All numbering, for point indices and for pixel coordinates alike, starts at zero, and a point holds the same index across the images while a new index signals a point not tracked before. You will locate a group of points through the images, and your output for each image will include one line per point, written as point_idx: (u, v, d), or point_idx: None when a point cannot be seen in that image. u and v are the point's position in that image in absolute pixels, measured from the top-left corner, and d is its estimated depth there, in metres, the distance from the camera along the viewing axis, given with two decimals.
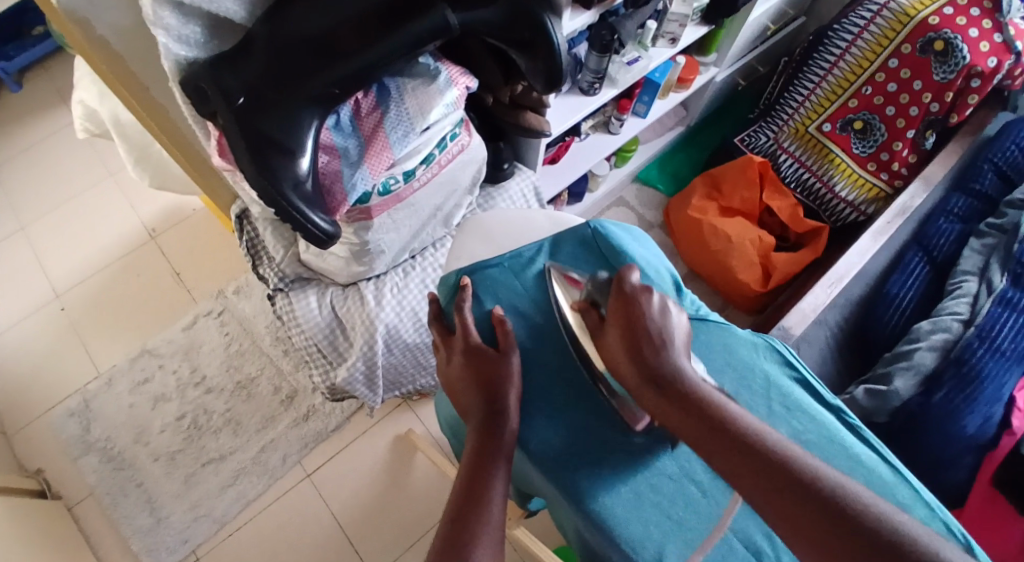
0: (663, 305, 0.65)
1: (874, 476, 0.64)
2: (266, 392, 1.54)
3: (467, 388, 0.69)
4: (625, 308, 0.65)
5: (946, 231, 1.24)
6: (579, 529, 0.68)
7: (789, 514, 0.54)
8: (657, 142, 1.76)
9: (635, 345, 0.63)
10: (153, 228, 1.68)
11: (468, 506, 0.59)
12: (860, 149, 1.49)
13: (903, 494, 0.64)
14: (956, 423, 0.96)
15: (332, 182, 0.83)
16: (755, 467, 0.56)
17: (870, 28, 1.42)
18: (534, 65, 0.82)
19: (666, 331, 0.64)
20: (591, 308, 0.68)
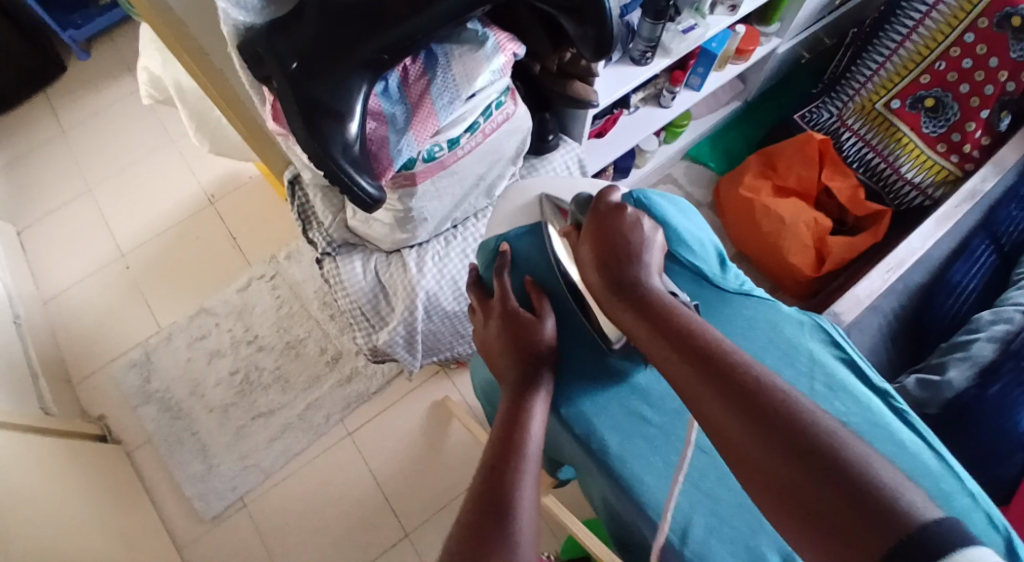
0: (636, 220, 0.68)
1: (918, 464, 0.62)
2: (313, 353, 1.58)
3: (502, 353, 0.70)
4: (598, 222, 0.68)
5: (1015, 218, 1.17)
6: (608, 496, 0.70)
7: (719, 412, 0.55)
8: (711, 117, 1.72)
9: (604, 257, 0.66)
10: (210, 193, 1.74)
11: (502, 464, 0.60)
12: (929, 129, 1.41)
13: (947, 485, 0.61)
14: (1010, 417, 0.92)
15: (379, 148, 0.82)
16: (696, 368, 0.58)
17: (940, 6, 1.36)
18: (583, 30, 0.82)
19: (634, 243, 0.67)
20: (574, 231, 0.72)
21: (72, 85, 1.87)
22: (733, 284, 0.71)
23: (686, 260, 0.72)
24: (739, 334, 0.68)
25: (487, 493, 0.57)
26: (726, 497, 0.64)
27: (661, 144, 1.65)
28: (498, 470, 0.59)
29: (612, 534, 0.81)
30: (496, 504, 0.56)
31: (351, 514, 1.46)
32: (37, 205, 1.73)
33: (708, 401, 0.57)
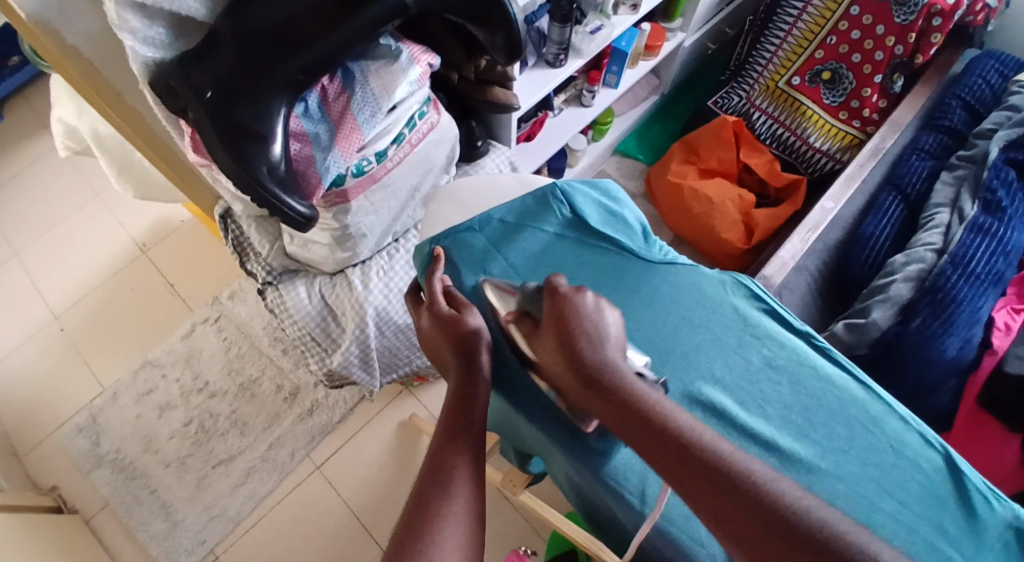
0: (595, 303, 0.66)
1: (846, 397, 0.67)
2: (269, 391, 1.56)
3: (443, 350, 0.71)
4: (558, 315, 0.65)
5: (916, 169, 1.26)
6: (570, 473, 0.72)
7: (727, 512, 0.55)
8: (632, 113, 1.78)
9: (572, 353, 0.64)
10: (143, 243, 1.70)
11: (440, 462, 0.63)
12: (830, 99, 1.51)
13: (875, 409, 0.66)
14: (934, 345, 0.98)
15: (305, 167, 0.84)
16: (686, 468, 0.57)
17: None
18: (493, 37, 0.86)
19: (602, 333, 0.64)
20: (525, 316, 0.69)
21: None
22: (657, 254, 0.75)
23: (609, 238, 0.76)
24: (667, 301, 0.71)
25: (423, 499, 0.60)
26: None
27: (589, 142, 1.71)
28: (435, 476, 0.62)
29: (582, 508, 0.83)
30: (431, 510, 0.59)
31: (328, 548, 1.44)
32: None
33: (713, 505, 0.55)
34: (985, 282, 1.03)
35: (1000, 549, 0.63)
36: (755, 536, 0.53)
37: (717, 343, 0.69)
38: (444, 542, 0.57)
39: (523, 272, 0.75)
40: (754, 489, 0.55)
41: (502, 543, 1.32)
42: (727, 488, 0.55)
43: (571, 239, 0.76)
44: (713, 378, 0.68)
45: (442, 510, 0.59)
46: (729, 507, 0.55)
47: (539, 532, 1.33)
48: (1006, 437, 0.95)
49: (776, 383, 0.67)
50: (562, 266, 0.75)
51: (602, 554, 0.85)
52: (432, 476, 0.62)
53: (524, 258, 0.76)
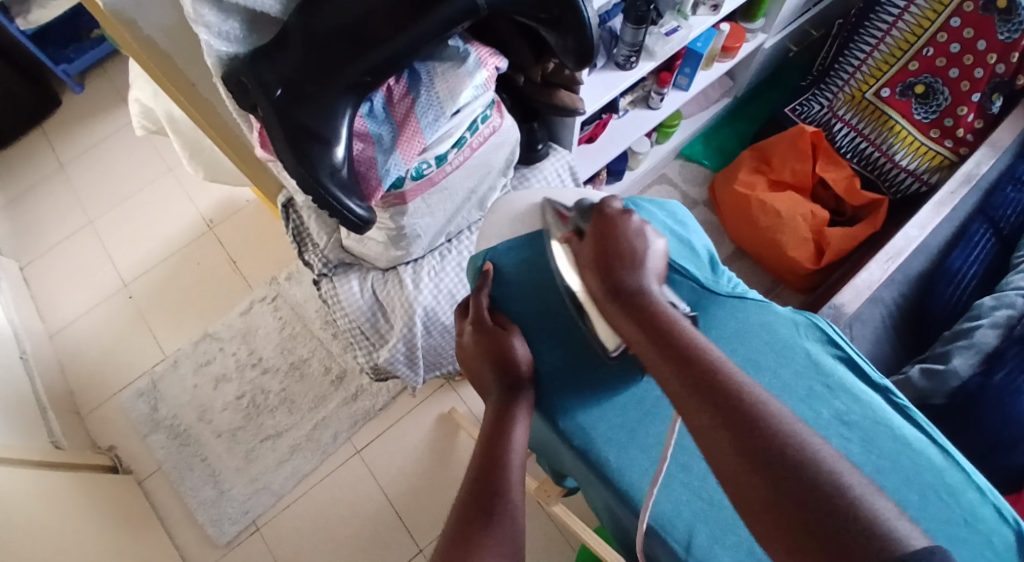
0: (641, 228, 0.69)
1: (922, 461, 0.62)
2: (318, 373, 1.59)
3: (486, 374, 0.71)
4: (602, 231, 0.69)
5: (1012, 201, 1.17)
6: (609, 507, 0.70)
7: (703, 407, 0.55)
8: (701, 115, 1.72)
9: (603, 266, 0.68)
10: (208, 219, 1.75)
11: (486, 489, 0.61)
12: (921, 115, 1.42)
13: (952, 478, 0.62)
14: (1019, 401, 0.91)
15: (367, 169, 0.83)
16: (678, 368, 0.58)
17: (913, 7, 1.38)
18: (564, 42, 0.83)
19: (635, 249, 0.68)
20: (574, 235, 0.73)
21: (66, 119, 1.88)
22: (726, 286, 0.72)
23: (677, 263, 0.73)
24: (733, 337, 0.68)
25: (465, 519, 0.59)
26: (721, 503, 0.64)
27: (653, 145, 1.65)
28: (481, 494, 0.61)
29: (620, 541, 0.79)
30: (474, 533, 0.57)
31: (363, 533, 1.46)
32: (38, 242, 1.74)
33: (701, 415, 0.55)
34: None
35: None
36: (727, 444, 0.53)
37: (786, 388, 0.66)
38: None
39: None
40: (732, 395, 0.55)
41: (534, 548, 1.31)
42: (710, 393, 0.56)
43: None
44: None
45: (482, 541, 0.57)
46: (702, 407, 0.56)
47: (571, 542, 1.31)
48: None
49: (846, 437, 0.63)
50: None
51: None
52: (482, 498, 0.60)
53: None
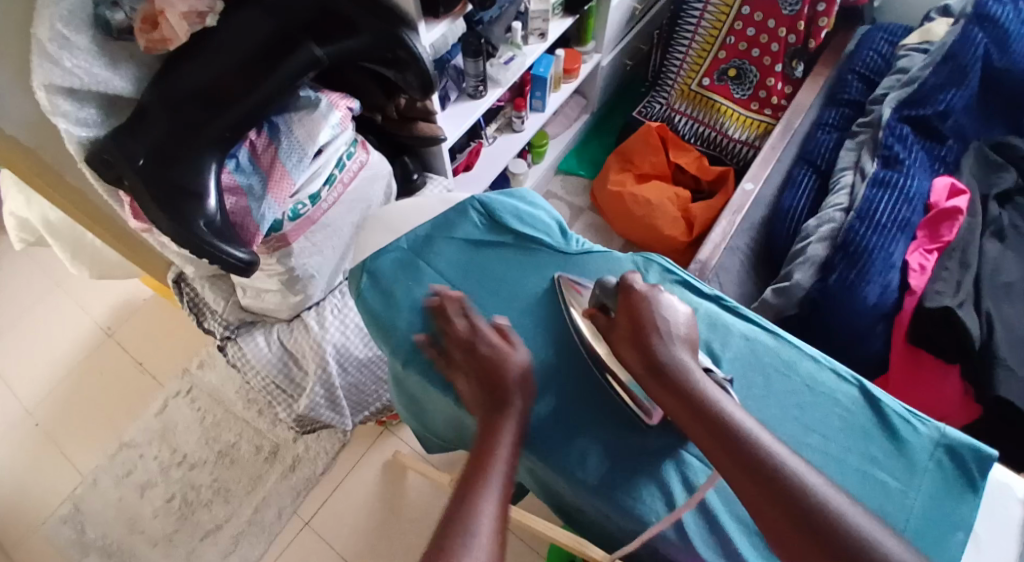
0: (665, 305, 0.74)
1: (759, 348, 0.75)
2: (248, 454, 1.57)
3: (471, 388, 0.76)
4: (632, 308, 0.74)
5: (824, 143, 1.35)
6: (529, 467, 0.76)
7: (747, 483, 0.62)
8: (566, 133, 1.86)
9: (638, 341, 0.73)
10: (107, 327, 1.71)
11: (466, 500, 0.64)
12: (739, 93, 1.62)
13: (784, 353, 0.75)
14: (857, 295, 1.06)
15: (243, 218, 0.89)
16: (720, 442, 0.64)
17: (709, 5, 1.59)
18: (406, 77, 0.93)
19: (667, 325, 0.73)
20: (599, 311, 0.77)
21: None
22: (574, 247, 0.87)
23: (527, 235, 0.87)
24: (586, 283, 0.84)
25: (461, 495, 0.65)
26: (651, 450, 0.72)
27: (530, 166, 1.78)
28: (466, 498, 0.64)
29: (552, 504, 0.84)
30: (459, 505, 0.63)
31: None
32: None
33: (754, 496, 0.61)
34: (892, 229, 1.11)
35: (934, 471, 0.68)
36: (782, 525, 0.59)
37: None
38: (476, 528, 0.61)
39: (458, 277, 0.84)
40: (772, 467, 0.62)
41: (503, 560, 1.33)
42: (752, 465, 0.62)
43: (487, 241, 0.87)
44: None
45: None
46: (748, 479, 0.62)
47: (536, 544, 1.34)
48: (942, 369, 1.04)
49: None
50: (485, 268, 0.85)
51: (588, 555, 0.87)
52: (461, 505, 0.64)
53: (456, 267, 0.85)
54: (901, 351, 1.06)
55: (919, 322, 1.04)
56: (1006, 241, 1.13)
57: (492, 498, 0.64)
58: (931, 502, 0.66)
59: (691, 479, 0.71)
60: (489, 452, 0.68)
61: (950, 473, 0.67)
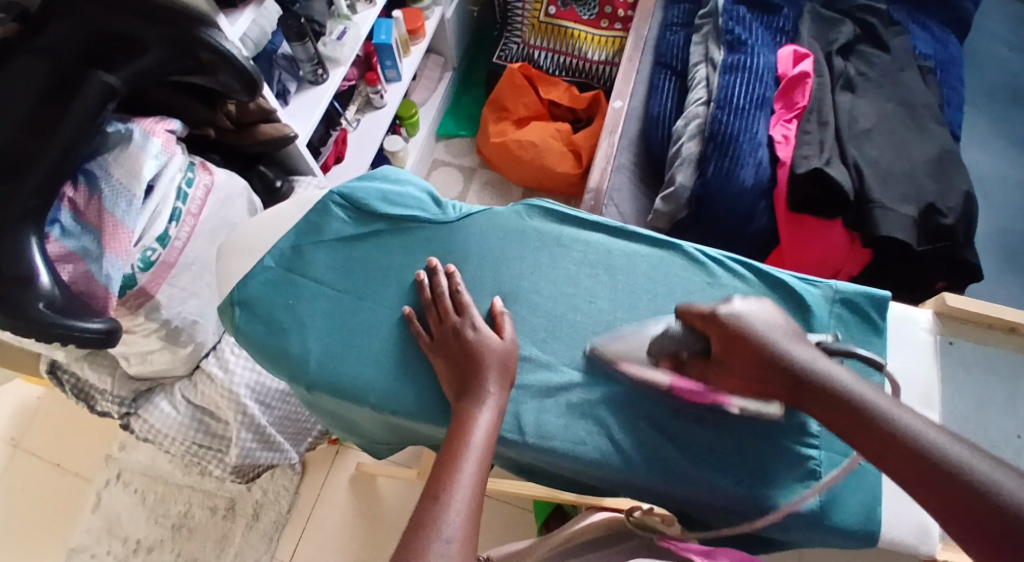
0: (751, 318, 0.67)
1: (655, 262, 0.80)
2: (205, 518, 1.42)
3: (447, 382, 0.72)
4: (722, 328, 0.68)
5: (673, 43, 1.34)
6: None
7: (904, 475, 0.54)
8: (434, 97, 1.77)
9: (740, 361, 0.66)
10: (11, 438, 1.52)
11: (435, 483, 0.62)
12: (586, 14, 1.59)
13: (676, 265, 0.80)
14: (734, 181, 1.10)
15: (87, 285, 0.82)
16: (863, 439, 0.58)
17: None
18: (220, 80, 0.86)
19: (767, 329, 0.66)
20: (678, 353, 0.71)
21: None
22: (451, 214, 0.83)
23: (399, 216, 0.82)
24: (477, 247, 0.81)
25: (432, 486, 0.62)
26: (596, 389, 0.73)
27: (407, 140, 1.67)
28: (433, 484, 0.62)
29: (511, 467, 0.80)
30: (428, 498, 0.61)
31: None
32: None
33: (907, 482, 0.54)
34: (751, 109, 1.14)
35: (838, 324, 0.76)
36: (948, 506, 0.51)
37: (531, 264, 0.80)
38: (449, 517, 0.59)
39: (347, 279, 0.79)
40: (923, 446, 0.54)
41: (496, 528, 1.31)
42: (900, 455, 0.55)
43: (360, 234, 0.81)
44: (539, 299, 0.78)
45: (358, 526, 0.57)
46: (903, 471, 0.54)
47: (523, 506, 1.32)
48: (830, 222, 1.08)
49: (594, 274, 0.80)
50: (365, 260, 0.80)
51: (564, 497, 0.88)
52: (427, 496, 0.61)
53: (339, 271, 0.80)
54: (785, 220, 1.09)
55: (793, 187, 1.06)
56: (856, 90, 1.16)
57: (468, 483, 0.61)
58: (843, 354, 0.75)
59: (630, 403, 0.73)
60: (462, 435, 0.66)
61: (851, 323, 0.76)
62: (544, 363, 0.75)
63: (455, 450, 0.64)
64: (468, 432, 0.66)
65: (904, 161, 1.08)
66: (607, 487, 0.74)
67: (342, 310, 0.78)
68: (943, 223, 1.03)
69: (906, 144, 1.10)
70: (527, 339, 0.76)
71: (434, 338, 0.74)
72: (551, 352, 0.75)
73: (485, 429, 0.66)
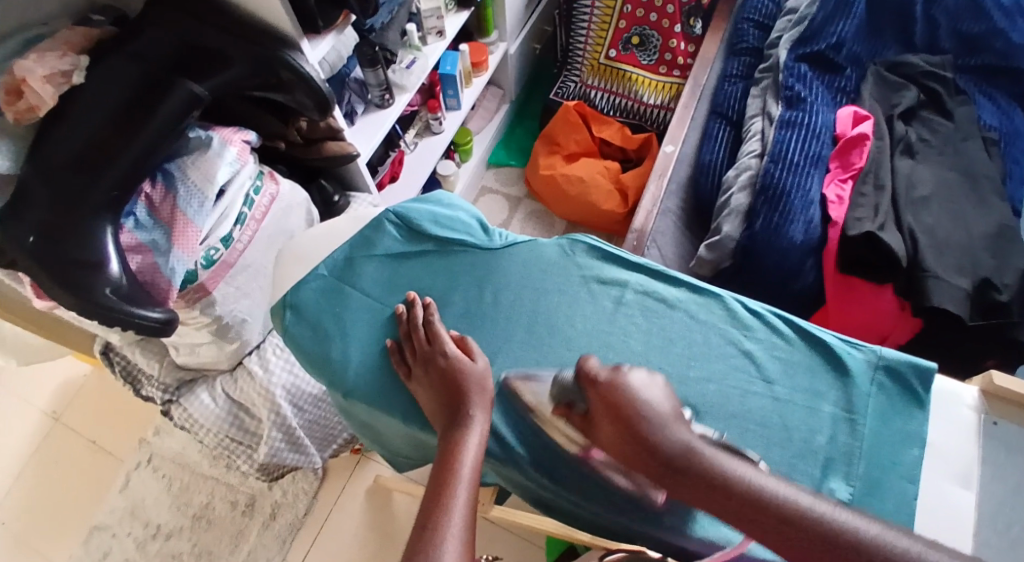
0: (632, 383, 0.67)
1: (692, 309, 0.81)
2: (225, 511, 1.45)
3: (434, 409, 0.74)
4: (601, 394, 0.67)
5: (732, 94, 1.37)
6: (504, 475, 0.77)
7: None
8: (490, 127, 1.81)
9: (626, 428, 0.64)
10: (53, 412, 1.58)
11: (434, 506, 0.63)
12: (646, 59, 1.63)
13: (714, 315, 0.81)
14: (782, 235, 1.10)
15: (152, 276, 0.87)
16: (769, 526, 0.56)
17: None
18: (297, 99, 0.92)
19: (659, 403, 0.65)
20: (570, 406, 0.71)
21: None
22: (498, 241, 0.86)
23: (447, 240, 0.85)
24: (519, 276, 0.83)
25: (424, 519, 0.62)
26: None
27: (459, 165, 1.72)
28: (429, 510, 0.63)
29: (531, 500, 0.81)
30: (423, 522, 0.62)
31: None
32: None
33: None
34: (806, 166, 1.15)
35: (879, 391, 0.76)
36: None
37: (570, 299, 0.82)
38: (444, 547, 0.59)
39: (397, 295, 0.83)
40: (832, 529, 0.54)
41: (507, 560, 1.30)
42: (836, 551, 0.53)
43: (411, 253, 0.85)
44: (577, 333, 0.80)
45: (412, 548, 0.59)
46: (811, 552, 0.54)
47: (536, 541, 1.32)
48: (878, 286, 1.07)
49: (631, 313, 0.81)
50: (413, 277, 0.84)
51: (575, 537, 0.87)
52: (427, 516, 0.62)
53: (392, 286, 0.83)
54: (833, 280, 1.09)
55: (844, 248, 1.07)
56: (916, 156, 1.15)
57: (459, 511, 0.62)
58: (882, 422, 0.74)
59: None
60: (452, 458, 0.67)
61: (895, 392, 0.76)
62: None
63: (445, 479, 0.66)
64: (457, 457, 0.67)
65: (960, 232, 1.07)
66: (626, 534, 0.74)
67: (383, 323, 0.81)
68: (997, 299, 1.02)
69: (963, 216, 1.09)
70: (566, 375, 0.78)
71: (414, 371, 0.76)
72: None
73: (473, 455, 0.68)
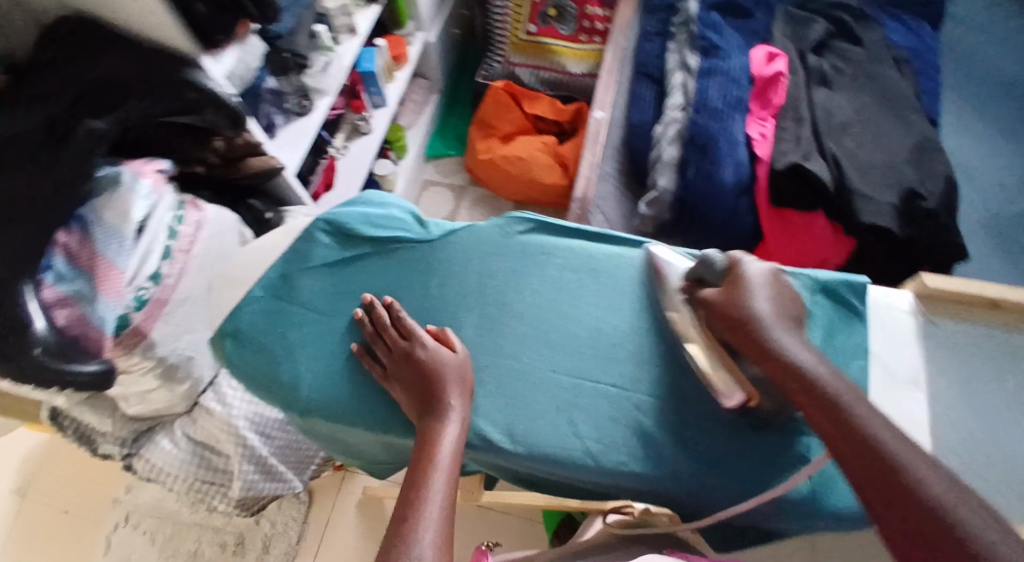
0: (761, 277, 0.73)
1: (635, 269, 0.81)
2: (215, 555, 1.41)
3: (407, 403, 0.72)
4: (730, 278, 0.73)
5: (651, 52, 1.34)
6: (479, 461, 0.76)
7: (847, 449, 0.60)
8: (421, 118, 1.77)
9: (729, 308, 0.71)
10: (17, 488, 1.51)
11: (411, 497, 0.62)
12: (565, 30, 1.61)
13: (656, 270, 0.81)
14: (714, 180, 1.10)
15: (82, 329, 0.82)
16: (815, 407, 0.63)
17: None
18: (208, 118, 0.88)
19: (765, 297, 0.71)
20: (695, 285, 0.77)
21: None
22: (435, 232, 0.83)
23: (385, 239, 0.83)
24: (461, 264, 0.82)
25: (401, 510, 0.61)
26: (592, 390, 0.76)
27: (396, 162, 1.68)
28: (407, 499, 0.62)
29: (513, 479, 0.82)
30: (401, 514, 0.61)
31: None
32: None
33: (846, 452, 0.60)
34: (727, 111, 1.15)
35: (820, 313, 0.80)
36: (867, 477, 0.58)
37: (517, 276, 0.81)
38: (422, 536, 0.58)
39: (340, 305, 0.80)
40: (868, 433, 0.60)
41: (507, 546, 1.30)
42: (860, 444, 0.59)
43: (348, 258, 0.82)
44: (529, 308, 0.79)
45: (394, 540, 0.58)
46: (844, 441, 0.60)
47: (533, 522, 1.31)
48: (812, 213, 1.09)
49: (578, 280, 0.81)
50: (352, 284, 0.81)
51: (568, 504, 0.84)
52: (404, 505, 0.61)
53: (332, 295, 0.81)
54: (769, 215, 1.10)
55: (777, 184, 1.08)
56: (833, 84, 1.17)
57: (437, 502, 0.61)
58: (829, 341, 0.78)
59: (625, 409, 0.75)
60: (429, 450, 0.66)
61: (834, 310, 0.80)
62: (534, 372, 0.76)
63: (423, 469, 0.64)
64: (435, 450, 0.66)
65: (884, 150, 1.09)
66: (605, 491, 0.77)
67: (335, 332, 0.79)
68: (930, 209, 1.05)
69: (888, 133, 1.11)
70: (522, 354, 0.77)
71: (389, 366, 0.74)
72: (541, 364, 0.77)
73: (451, 442, 0.67)
